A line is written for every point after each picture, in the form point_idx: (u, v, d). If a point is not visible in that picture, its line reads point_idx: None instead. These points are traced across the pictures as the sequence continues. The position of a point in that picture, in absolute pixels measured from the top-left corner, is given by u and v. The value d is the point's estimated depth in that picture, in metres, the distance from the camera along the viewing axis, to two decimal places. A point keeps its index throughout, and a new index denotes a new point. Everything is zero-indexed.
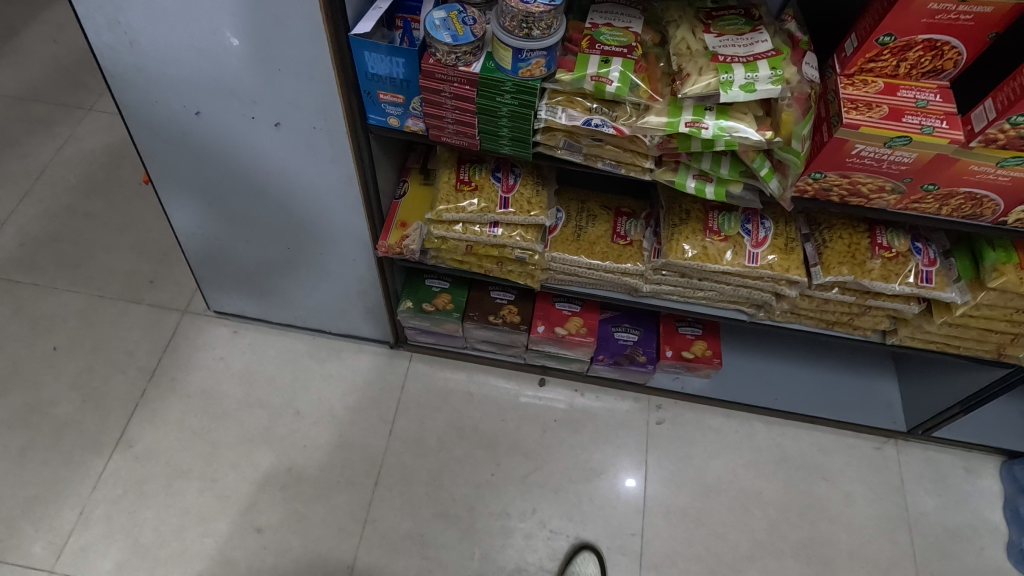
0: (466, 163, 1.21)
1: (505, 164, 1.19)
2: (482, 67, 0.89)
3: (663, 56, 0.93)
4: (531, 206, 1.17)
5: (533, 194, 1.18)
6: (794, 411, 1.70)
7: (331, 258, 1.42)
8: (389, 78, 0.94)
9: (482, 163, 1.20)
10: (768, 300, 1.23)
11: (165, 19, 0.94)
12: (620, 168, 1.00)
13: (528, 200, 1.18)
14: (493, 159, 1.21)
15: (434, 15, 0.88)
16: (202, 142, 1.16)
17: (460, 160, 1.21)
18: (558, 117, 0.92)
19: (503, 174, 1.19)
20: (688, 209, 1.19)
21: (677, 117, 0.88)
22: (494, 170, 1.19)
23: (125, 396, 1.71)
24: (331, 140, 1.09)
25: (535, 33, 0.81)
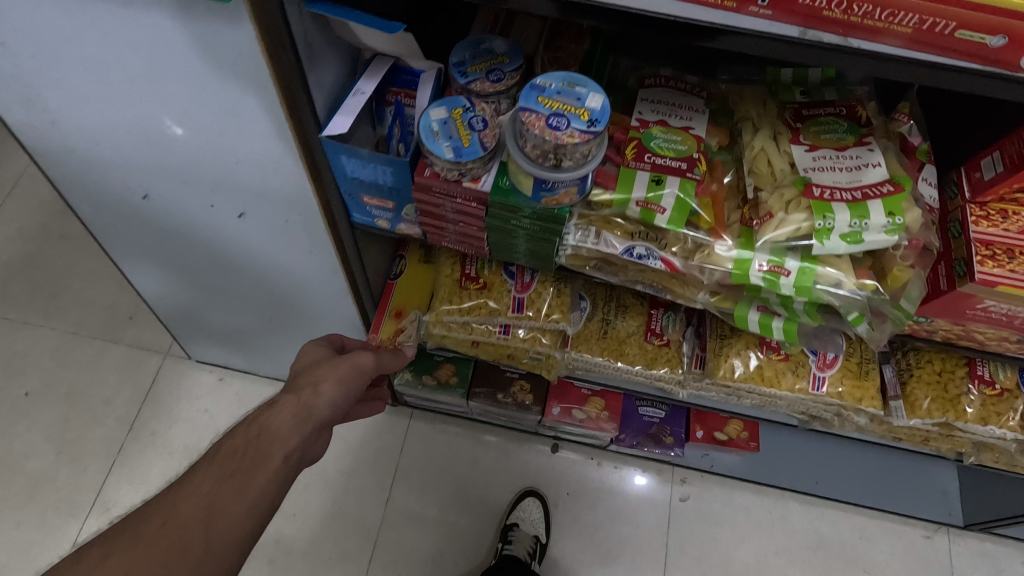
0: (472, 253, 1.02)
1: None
2: (493, 185, 0.67)
3: (731, 165, 0.70)
4: (552, 308, 0.97)
5: (554, 294, 0.98)
6: (834, 495, 1.51)
7: (319, 331, 1.24)
8: (375, 185, 0.74)
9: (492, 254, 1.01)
10: (829, 417, 1.03)
11: (88, 100, 0.72)
12: (664, 293, 0.79)
13: (547, 300, 0.97)
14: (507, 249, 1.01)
15: (431, 115, 0.66)
16: (157, 223, 0.96)
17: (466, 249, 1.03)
18: (589, 243, 0.72)
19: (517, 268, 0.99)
20: None
21: (749, 255, 0.67)
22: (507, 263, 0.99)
23: (102, 451, 1.58)
24: (308, 233, 0.89)
25: (566, 163, 0.59)
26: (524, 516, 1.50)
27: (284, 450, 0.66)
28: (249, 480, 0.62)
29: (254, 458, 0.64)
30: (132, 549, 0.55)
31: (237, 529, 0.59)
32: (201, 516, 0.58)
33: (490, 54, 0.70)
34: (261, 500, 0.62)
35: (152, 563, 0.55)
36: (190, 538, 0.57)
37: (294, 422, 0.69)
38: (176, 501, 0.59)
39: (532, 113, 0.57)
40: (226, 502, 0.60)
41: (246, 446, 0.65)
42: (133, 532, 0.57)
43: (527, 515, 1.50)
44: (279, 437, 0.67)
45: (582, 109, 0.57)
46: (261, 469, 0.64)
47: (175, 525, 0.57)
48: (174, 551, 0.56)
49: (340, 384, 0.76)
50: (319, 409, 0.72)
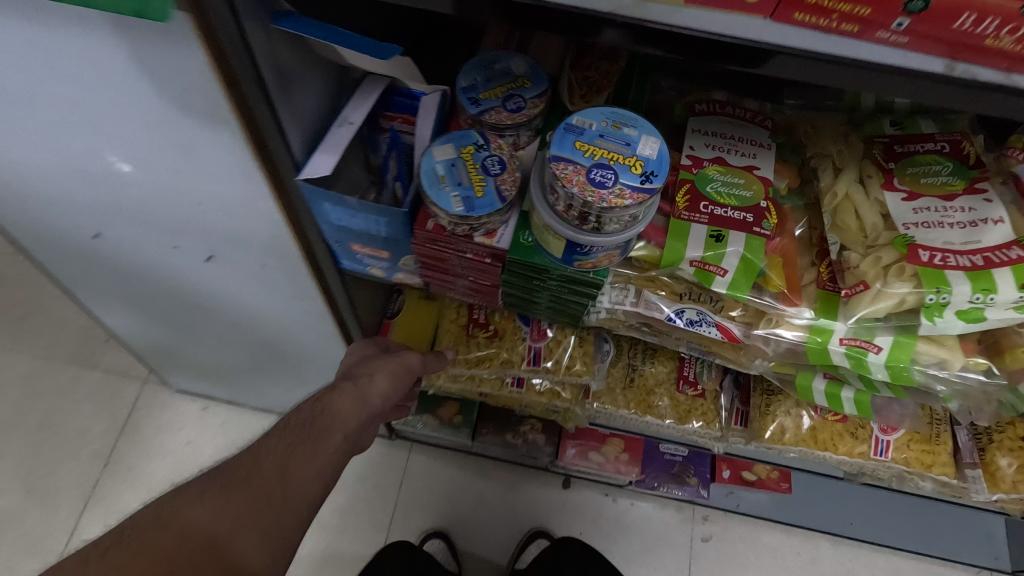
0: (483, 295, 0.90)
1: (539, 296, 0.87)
2: (512, 241, 0.54)
3: (803, 213, 0.57)
4: (572, 361, 0.84)
5: (575, 344, 0.85)
6: (869, 537, 1.39)
7: (308, 370, 1.11)
8: (365, 234, 0.61)
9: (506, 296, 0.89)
10: (885, 476, 0.91)
11: (12, 132, 0.59)
12: (711, 356, 0.67)
13: (568, 350, 0.84)
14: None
15: (436, 156, 0.54)
16: (115, 263, 0.83)
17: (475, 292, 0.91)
18: (628, 303, 0.60)
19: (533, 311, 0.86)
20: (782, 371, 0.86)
21: (830, 324, 0.54)
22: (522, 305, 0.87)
23: (76, 488, 1.46)
24: (290, 279, 0.76)
25: (610, 226, 0.46)
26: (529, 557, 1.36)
27: (346, 429, 0.60)
28: (317, 450, 0.58)
29: (321, 431, 0.59)
30: (205, 497, 0.53)
31: (310, 491, 0.56)
32: (278, 471, 0.55)
33: (508, 75, 0.57)
34: (331, 472, 0.58)
35: (236, 509, 0.53)
36: (268, 491, 0.54)
37: (354, 408, 0.62)
38: (255, 458, 0.56)
39: (569, 164, 0.44)
40: (298, 464, 0.56)
41: (313, 418, 0.60)
42: (216, 481, 0.54)
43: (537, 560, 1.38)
44: (342, 419, 0.61)
45: (632, 158, 0.44)
46: (326, 441, 0.58)
47: (256, 479, 0.54)
48: (253, 504, 0.53)
49: (392, 378, 0.67)
50: (375, 400, 0.64)
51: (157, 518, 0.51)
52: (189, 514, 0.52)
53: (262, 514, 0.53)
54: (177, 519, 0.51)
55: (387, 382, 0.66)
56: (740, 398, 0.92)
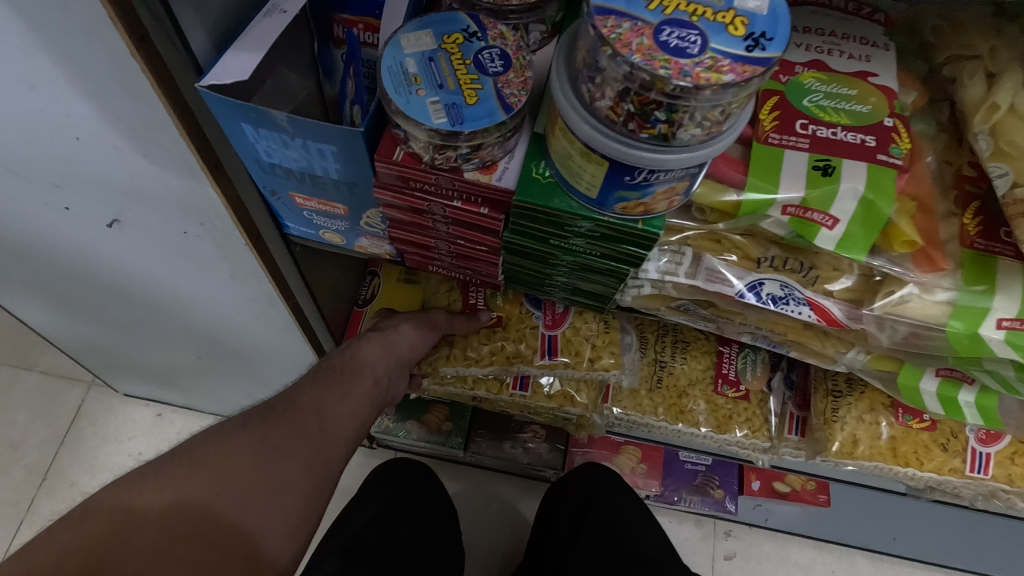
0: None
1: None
2: (521, 177, 0.37)
3: (934, 142, 0.40)
4: (595, 353, 0.66)
5: (598, 331, 0.67)
6: (915, 554, 1.23)
7: (267, 371, 0.93)
8: (309, 177, 0.43)
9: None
10: (970, 495, 0.74)
11: None
12: (785, 348, 0.50)
13: (592, 337, 0.67)
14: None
15: (405, 47, 0.36)
16: (2, 236, 0.64)
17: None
18: (682, 274, 0.42)
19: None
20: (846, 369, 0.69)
21: (989, 302, 0.38)
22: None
23: (8, 509, 1.26)
24: (221, 252, 0.57)
25: (685, 132, 0.28)
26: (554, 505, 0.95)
27: (377, 373, 0.57)
28: (350, 390, 0.54)
29: (353, 372, 0.56)
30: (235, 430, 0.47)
31: (348, 431, 0.52)
32: (314, 408, 0.51)
33: None
34: (367, 411, 0.55)
35: (272, 442, 0.47)
36: (307, 425, 0.49)
37: (382, 353, 0.59)
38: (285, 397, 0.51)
39: (623, 20, 0.26)
40: (334, 403, 0.52)
41: (343, 362, 0.56)
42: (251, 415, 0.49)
43: None
44: (371, 363, 0.57)
45: (728, 13, 0.26)
46: (358, 381, 0.55)
47: (291, 413, 0.50)
48: (292, 435, 0.48)
49: (419, 329, 0.63)
50: (403, 348, 0.61)
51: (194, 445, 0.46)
52: (222, 445, 0.46)
53: (301, 445, 0.48)
54: (209, 452, 0.45)
55: (414, 333, 0.63)
56: (795, 400, 0.74)
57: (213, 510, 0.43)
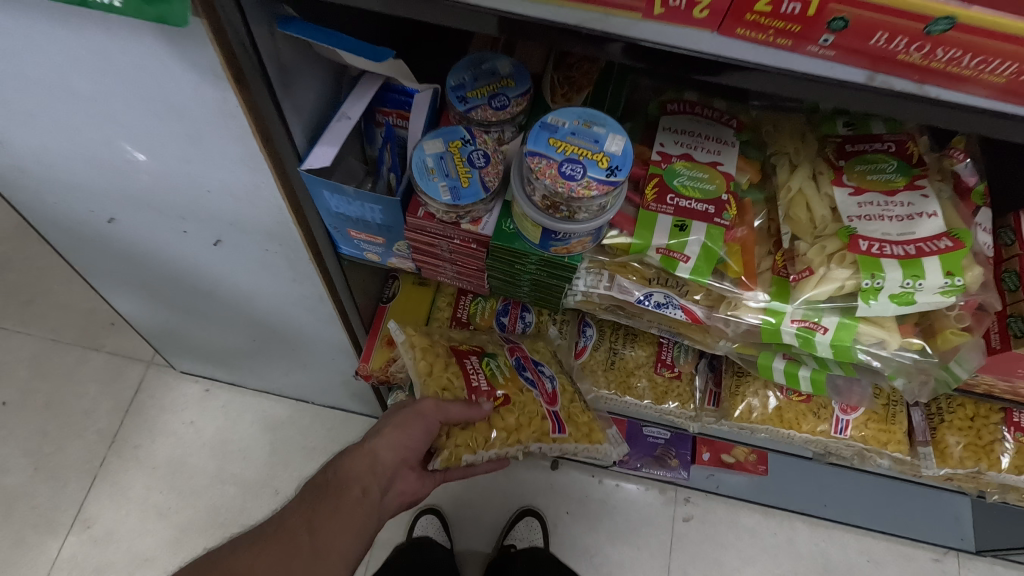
0: (470, 356, 0.88)
1: (528, 361, 0.91)
2: (495, 228, 0.59)
3: (763, 206, 0.63)
4: (587, 428, 0.91)
5: (585, 412, 0.92)
6: (844, 519, 1.46)
7: (308, 353, 1.17)
8: (361, 221, 0.66)
9: (492, 357, 0.89)
10: (849, 456, 0.97)
11: (35, 123, 0.64)
12: (681, 338, 0.72)
13: (581, 416, 0.91)
14: (497, 350, 0.91)
15: (426, 150, 0.59)
16: (127, 248, 0.88)
17: (459, 351, 0.89)
18: (602, 287, 0.65)
19: (533, 375, 0.90)
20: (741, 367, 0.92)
21: (784, 308, 0.59)
22: (520, 368, 0.89)
23: (83, 466, 1.51)
24: (290, 263, 0.81)
25: (581, 215, 0.51)
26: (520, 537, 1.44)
27: (358, 487, 0.73)
28: (339, 506, 0.71)
29: (338, 487, 0.73)
30: (244, 552, 0.65)
31: (338, 545, 0.68)
32: (305, 526, 0.68)
33: (494, 75, 0.62)
34: (358, 523, 0.70)
35: (271, 557, 0.65)
36: (300, 541, 0.67)
37: (364, 467, 0.75)
38: (285, 519, 0.69)
39: (542, 158, 0.49)
40: (322, 519, 0.69)
41: (329, 482, 0.73)
42: (253, 538, 0.67)
43: (526, 537, 1.44)
44: (352, 477, 0.74)
45: (600, 153, 0.49)
46: (345, 498, 0.72)
47: (286, 532, 0.67)
48: (288, 551, 0.66)
49: (399, 430, 0.77)
50: (383, 455, 0.76)
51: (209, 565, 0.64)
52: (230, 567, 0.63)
53: (295, 558, 0.65)
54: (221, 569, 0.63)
55: (390, 440, 0.77)
56: (714, 380, 0.97)
57: None
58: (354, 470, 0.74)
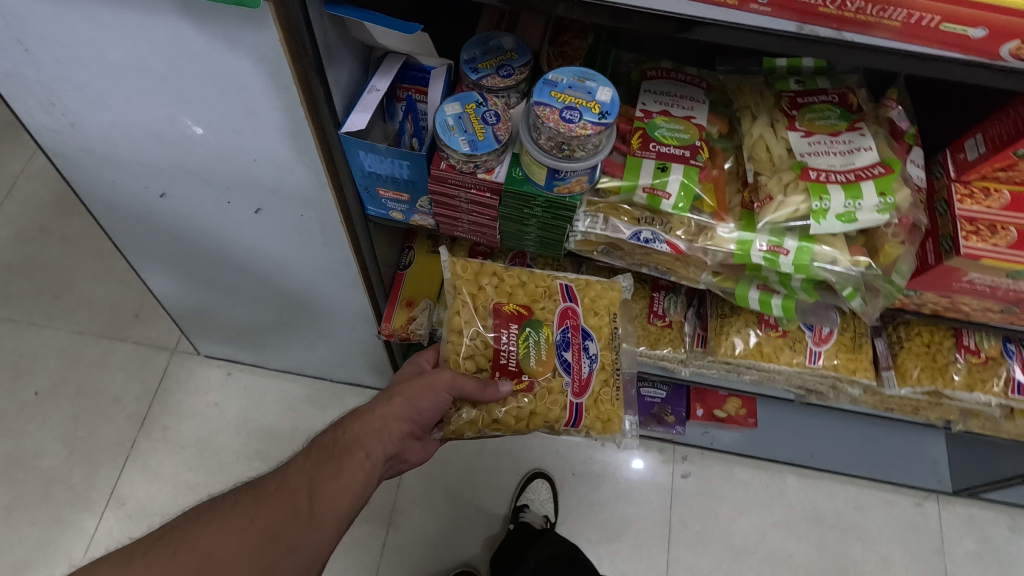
0: (511, 325, 0.93)
1: (574, 342, 0.95)
2: (507, 176, 0.71)
3: (732, 152, 0.75)
4: (609, 417, 0.98)
5: (611, 406, 0.99)
6: (829, 468, 1.57)
7: (330, 324, 1.27)
8: (390, 178, 0.77)
9: (535, 331, 0.94)
10: (825, 390, 1.08)
11: (109, 104, 0.75)
12: (670, 275, 0.83)
13: (607, 405, 0.98)
14: (547, 319, 0.96)
15: (447, 111, 0.70)
16: (173, 222, 0.99)
17: (501, 315, 0.94)
18: (598, 229, 0.75)
19: (572, 357, 0.95)
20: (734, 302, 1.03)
21: (751, 237, 0.70)
22: (562, 346, 0.95)
23: (115, 447, 1.60)
24: (322, 228, 0.91)
25: (579, 153, 0.62)
26: (532, 498, 1.54)
27: (362, 453, 0.81)
28: (342, 469, 0.79)
29: (342, 452, 0.81)
30: (245, 507, 0.74)
31: (334, 510, 0.76)
32: (304, 488, 0.76)
33: (500, 50, 0.74)
34: (357, 484, 0.79)
35: (269, 517, 0.73)
36: (298, 503, 0.75)
37: (371, 435, 0.83)
38: (286, 478, 0.78)
39: (546, 107, 0.60)
40: (322, 483, 0.77)
41: (334, 446, 0.82)
42: (252, 495, 0.76)
43: (536, 497, 1.54)
44: (357, 443, 0.82)
45: (593, 102, 0.61)
46: (348, 461, 0.80)
47: (285, 494, 0.76)
48: (285, 514, 0.74)
49: (409, 400, 0.87)
50: (390, 425, 0.85)
51: (204, 520, 0.73)
52: (222, 526, 0.72)
53: (291, 522, 0.73)
54: (212, 526, 0.72)
55: (399, 411, 0.86)
56: (701, 325, 1.08)
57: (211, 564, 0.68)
58: (358, 435, 0.83)
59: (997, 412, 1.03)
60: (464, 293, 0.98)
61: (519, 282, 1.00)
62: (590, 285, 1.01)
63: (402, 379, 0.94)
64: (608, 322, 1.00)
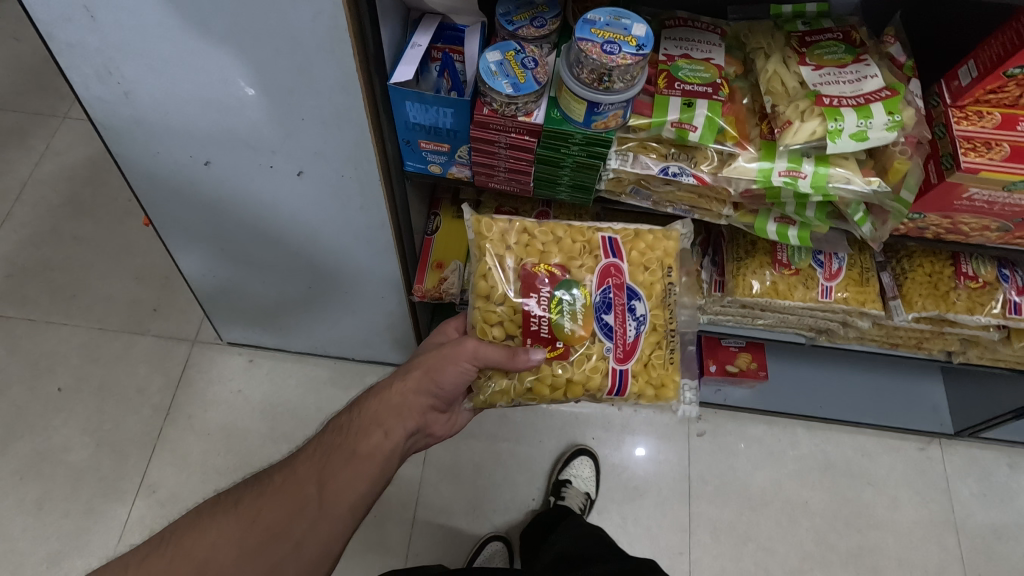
0: (541, 291, 0.92)
1: (617, 303, 0.93)
2: (545, 117, 0.76)
3: (748, 90, 0.81)
4: (663, 382, 0.98)
5: (665, 370, 0.98)
6: (837, 417, 1.65)
7: (358, 296, 1.31)
8: (433, 128, 0.83)
9: (569, 294, 0.92)
10: (835, 327, 1.15)
11: (165, 69, 0.79)
12: (693, 213, 0.90)
13: (661, 369, 0.98)
14: (585, 279, 0.94)
15: (488, 58, 0.76)
16: (212, 193, 1.03)
17: (530, 279, 0.93)
18: (628, 165, 0.81)
19: (614, 320, 0.93)
20: (752, 240, 1.09)
21: (771, 164, 0.77)
22: (603, 309, 0.93)
23: (142, 437, 1.62)
24: (361, 189, 0.96)
25: (617, 85, 0.69)
26: (576, 474, 1.57)
27: (376, 436, 0.88)
28: (356, 451, 0.86)
29: (357, 434, 0.88)
30: (259, 499, 0.81)
31: (344, 501, 0.82)
32: (317, 475, 0.83)
33: (531, 4, 0.80)
34: (372, 467, 0.85)
35: (281, 509, 0.80)
36: (309, 491, 0.82)
37: (385, 414, 0.90)
38: (298, 468, 0.85)
39: (588, 42, 0.67)
40: (331, 474, 0.83)
41: (348, 432, 0.89)
42: (260, 491, 0.82)
43: (579, 473, 1.57)
44: (372, 424, 0.89)
45: (630, 36, 0.68)
46: (365, 442, 0.87)
47: (297, 484, 0.82)
48: (298, 501, 0.81)
49: (426, 371, 0.93)
50: (402, 401, 0.92)
51: (222, 512, 0.80)
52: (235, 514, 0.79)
53: (303, 509, 0.80)
54: (228, 516, 0.79)
55: (413, 385, 0.93)
56: (717, 272, 1.13)
57: (227, 555, 0.76)
58: (371, 414, 0.90)
59: (995, 337, 1.11)
60: (489, 258, 0.96)
61: (553, 242, 0.98)
62: (640, 236, 1.00)
63: (422, 351, 1.00)
64: (660, 277, 0.98)
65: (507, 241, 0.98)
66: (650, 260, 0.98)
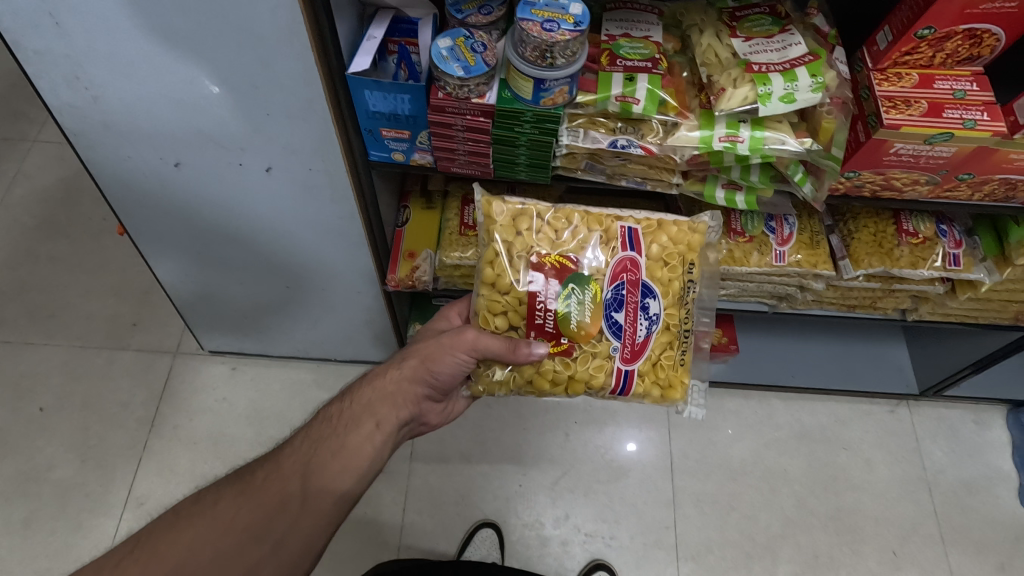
0: (553, 281, 0.92)
1: (629, 302, 0.93)
2: (497, 97, 0.81)
3: (687, 64, 0.87)
4: (667, 382, 0.99)
5: (672, 371, 0.99)
6: (809, 386, 1.71)
7: (336, 293, 1.34)
8: (393, 115, 0.87)
9: (580, 287, 0.92)
10: (792, 292, 1.21)
11: (132, 72, 0.83)
12: (646, 184, 0.95)
13: (669, 369, 0.99)
14: (601, 273, 0.93)
15: (440, 45, 0.80)
16: (184, 195, 1.06)
17: (541, 267, 0.93)
18: (579, 140, 0.86)
19: (626, 318, 0.93)
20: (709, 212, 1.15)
21: (710, 131, 0.82)
22: (613, 307, 0.93)
23: (128, 450, 1.62)
24: (330, 182, 1.00)
25: (559, 61, 0.74)
26: None
27: (367, 427, 0.91)
28: (346, 441, 0.89)
29: (347, 424, 0.91)
30: (240, 493, 0.82)
31: (328, 495, 0.84)
32: (303, 467, 0.86)
33: None
34: (360, 459, 0.88)
35: (262, 503, 0.81)
36: (293, 483, 0.84)
37: (377, 403, 0.93)
38: (283, 461, 0.86)
39: (529, 21, 0.72)
40: (316, 469, 0.86)
41: (337, 423, 0.91)
42: (242, 485, 0.84)
43: None
44: (364, 414, 0.92)
45: (568, 15, 0.74)
46: (356, 432, 0.90)
47: (281, 477, 0.84)
48: (281, 494, 0.83)
49: (422, 360, 0.96)
50: (396, 391, 0.95)
51: (201, 505, 0.81)
52: (216, 508, 0.81)
53: (287, 501, 0.82)
54: (208, 510, 0.80)
55: (407, 375, 0.96)
56: None
57: (206, 549, 0.77)
58: (363, 404, 0.93)
59: (941, 290, 1.17)
60: (498, 243, 0.97)
61: (570, 231, 0.96)
62: (665, 226, 1.00)
63: (418, 340, 1.03)
64: (680, 274, 0.98)
65: (521, 231, 0.98)
66: (671, 254, 0.98)
